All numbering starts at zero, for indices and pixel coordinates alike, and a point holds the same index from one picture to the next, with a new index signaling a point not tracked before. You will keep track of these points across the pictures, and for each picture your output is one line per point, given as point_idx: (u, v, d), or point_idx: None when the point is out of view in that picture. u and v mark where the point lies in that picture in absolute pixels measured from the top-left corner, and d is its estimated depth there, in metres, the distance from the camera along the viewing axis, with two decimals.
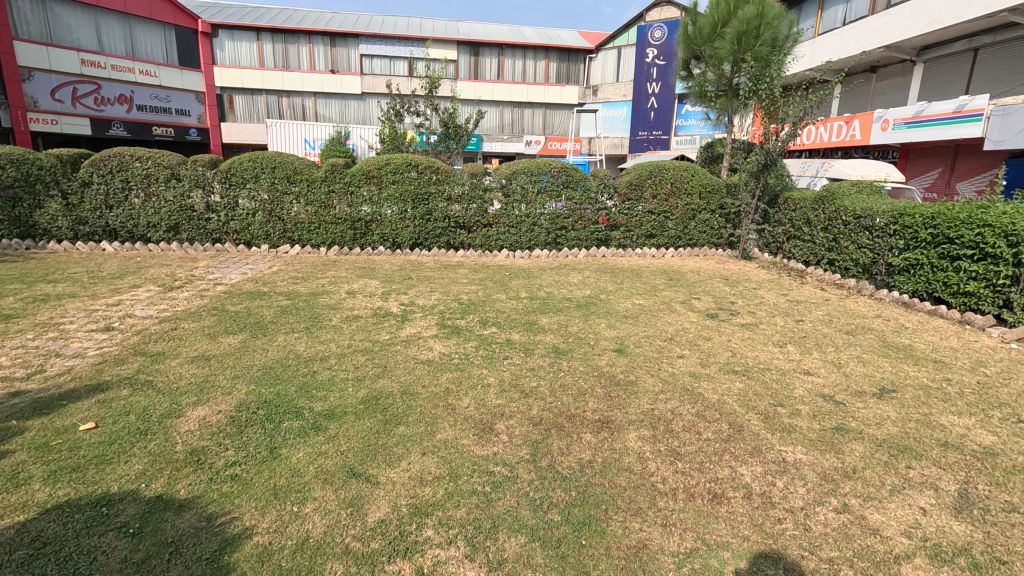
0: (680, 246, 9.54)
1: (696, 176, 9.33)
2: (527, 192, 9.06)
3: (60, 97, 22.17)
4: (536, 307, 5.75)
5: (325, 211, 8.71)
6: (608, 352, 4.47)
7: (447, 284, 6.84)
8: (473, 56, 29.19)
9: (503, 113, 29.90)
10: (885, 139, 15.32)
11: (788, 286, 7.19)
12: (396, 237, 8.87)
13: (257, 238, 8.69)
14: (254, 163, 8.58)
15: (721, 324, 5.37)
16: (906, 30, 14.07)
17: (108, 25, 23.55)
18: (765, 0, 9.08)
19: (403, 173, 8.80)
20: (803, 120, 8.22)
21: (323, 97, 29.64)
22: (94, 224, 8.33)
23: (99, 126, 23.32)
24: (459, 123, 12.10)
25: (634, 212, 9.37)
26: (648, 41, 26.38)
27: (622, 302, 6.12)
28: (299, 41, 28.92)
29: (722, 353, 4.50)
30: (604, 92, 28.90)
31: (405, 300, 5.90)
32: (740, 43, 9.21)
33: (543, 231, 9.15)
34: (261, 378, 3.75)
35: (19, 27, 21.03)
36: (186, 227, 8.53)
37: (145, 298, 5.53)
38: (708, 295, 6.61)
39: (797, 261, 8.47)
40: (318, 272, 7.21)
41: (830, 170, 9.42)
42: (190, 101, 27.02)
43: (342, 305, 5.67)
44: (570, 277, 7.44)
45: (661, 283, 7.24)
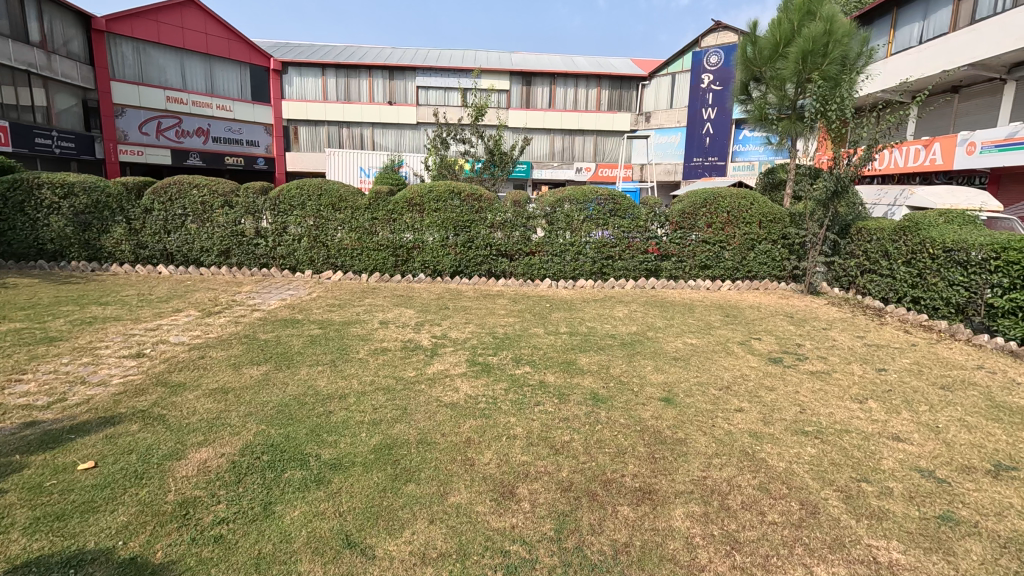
0: (737, 279, 8.84)
1: (756, 204, 8.66)
2: (572, 220, 8.71)
3: (146, 131, 24.22)
4: (574, 345, 5.30)
5: (368, 238, 8.70)
6: (653, 402, 3.96)
7: (483, 315, 6.54)
8: (525, 85, 29.58)
9: (553, 141, 30.03)
10: (971, 164, 13.95)
11: (864, 327, 6.38)
12: (436, 264, 8.71)
13: (302, 263, 8.78)
14: (301, 191, 8.72)
15: (786, 371, 4.71)
16: (994, 46, 12.87)
17: (192, 65, 25.63)
18: (834, 17, 8.42)
19: (445, 200, 8.69)
20: (879, 143, 7.45)
21: (381, 127, 30.94)
22: (153, 248, 8.69)
23: (178, 156, 25.24)
24: (505, 150, 11.98)
25: (687, 241, 8.79)
26: (704, 66, 25.79)
27: (671, 341, 5.57)
28: (360, 76, 30.42)
29: (789, 409, 3.86)
30: (657, 119, 28.36)
31: (437, 332, 5.62)
32: (806, 62, 8.55)
33: (588, 261, 8.72)
34: (273, 416, 3.52)
35: (116, 68, 23.23)
36: (236, 252, 8.75)
37: (183, 324, 5.55)
38: (770, 335, 5.94)
39: (874, 298, 7.59)
40: (355, 300, 7.10)
41: (912, 198, 8.49)
42: (260, 133, 28.81)
43: (371, 336, 5.45)
44: (615, 310, 6.97)
45: (716, 320, 6.63)
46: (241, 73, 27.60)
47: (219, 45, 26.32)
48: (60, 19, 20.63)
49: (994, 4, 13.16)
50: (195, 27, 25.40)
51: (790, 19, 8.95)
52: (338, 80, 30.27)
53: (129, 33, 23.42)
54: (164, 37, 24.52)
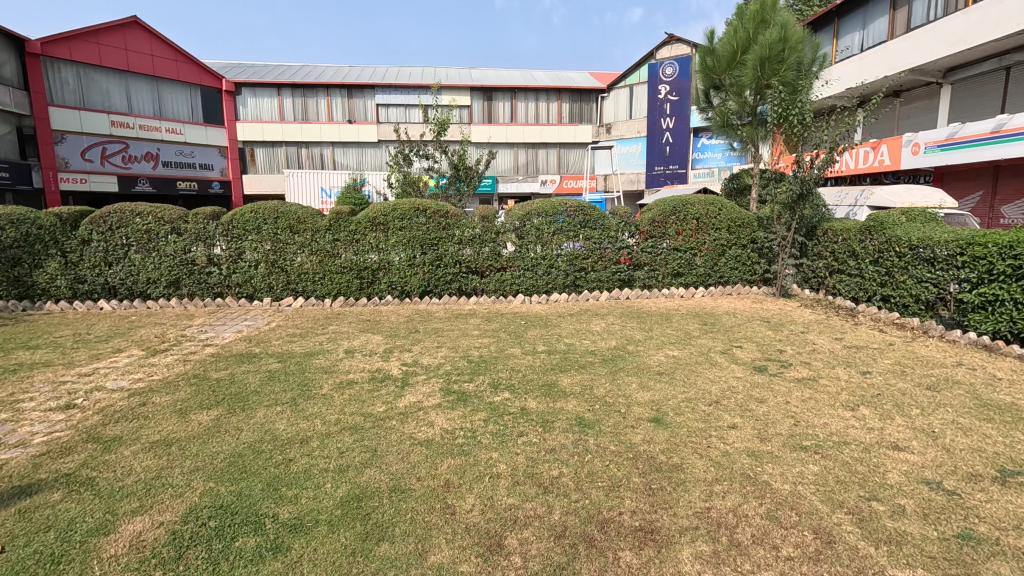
0: (710, 285, 8.81)
1: (724, 210, 8.67)
2: (542, 233, 8.51)
3: (89, 157, 23.00)
4: (554, 364, 5.04)
5: (330, 260, 8.27)
6: (643, 424, 3.71)
7: (456, 337, 6.21)
8: (486, 101, 29.63)
9: (517, 155, 30.11)
10: (916, 163, 14.56)
11: (840, 329, 6.36)
12: (404, 285, 8.34)
13: (260, 291, 8.26)
14: (256, 214, 8.24)
15: (773, 381, 4.56)
16: (930, 52, 13.53)
17: (138, 88, 24.57)
18: (788, 24, 8.59)
19: (410, 218, 8.36)
20: (840, 145, 7.56)
21: (341, 146, 30.38)
22: (93, 282, 8.02)
23: (125, 182, 24.05)
24: (470, 165, 11.72)
25: (658, 250, 8.71)
26: (660, 78, 26.40)
27: (654, 355, 5.37)
28: (318, 95, 29.83)
29: (783, 422, 3.68)
30: (618, 130, 28.80)
31: (407, 360, 5.26)
32: (763, 69, 8.65)
33: (561, 274, 8.53)
34: (224, 471, 3.10)
35: (54, 93, 22.02)
36: (186, 282, 8.17)
37: (123, 366, 5.01)
38: (751, 342, 5.82)
39: (845, 298, 7.64)
40: (317, 328, 6.67)
41: (872, 198, 8.65)
42: (214, 155, 27.80)
43: (336, 368, 5.06)
44: (592, 324, 6.77)
45: (695, 329, 6.51)
46: (191, 95, 26.63)
47: (167, 67, 25.35)
48: None
49: (926, 12, 13.87)
50: (139, 49, 24.39)
51: (745, 28, 9.11)
52: (294, 99, 29.59)
53: (68, 56, 22.28)
54: (106, 59, 23.43)
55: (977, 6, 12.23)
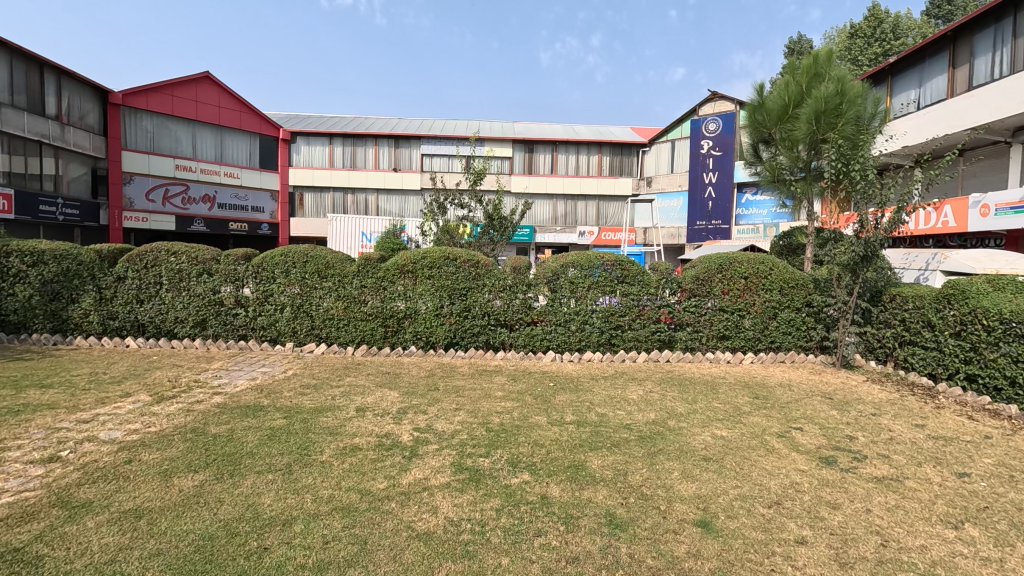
0: (760, 350, 8.05)
1: (775, 270, 8.01)
2: (576, 287, 8.04)
3: (153, 198, 24.48)
4: (584, 441, 4.43)
5: (356, 306, 8.02)
6: (687, 530, 3.05)
7: (476, 398, 5.69)
8: (527, 153, 30.18)
9: (556, 206, 30.27)
10: (986, 226, 13.46)
11: (919, 412, 5.50)
12: (429, 335, 7.98)
13: (283, 335, 8.07)
14: (286, 258, 8.15)
15: (846, 479, 3.80)
16: (996, 111, 12.75)
17: (203, 135, 26.32)
18: (844, 78, 8.16)
19: (440, 266, 8.09)
20: (909, 205, 6.87)
21: (385, 193, 31.38)
22: (123, 319, 8.04)
23: (182, 222, 25.38)
24: (505, 215, 11.49)
25: (702, 310, 8.07)
26: (702, 133, 26.24)
27: (699, 435, 4.68)
28: (366, 144, 31.16)
29: (867, 541, 2.96)
30: (659, 183, 28.53)
31: (420, 425, 4.76)
32: (818, 122, 8.14)
33: (595, 330, 7.97)
34: (186, 560, 2.65)
35: (128, 138, 23.80)
36: (212, 322, 8.08)
37: (123, 414, 4.73)
38: (813, 425, 5.04)
39: (921, 374, 6.74)
40: (333, 380, 6.29)
41: (946, 262, 7.80)
42: (265, 199, 29.14)
43: (342, 429, 4.61)
44: (628, 391, 6.12)
45: (745, 403, 5.79)
46: (251, 143, 28.29)
47: (231, 117, 27.14)
48: (78, 94, 21.35)
49: (990, 70, 13.19)
50: (208, 101, 26.29)
51: (798, 82, 8.75)
52: (344, 148, 31.02)
53: (144, 106, 24.21)
54: (178, 109, 25.29)
55: None
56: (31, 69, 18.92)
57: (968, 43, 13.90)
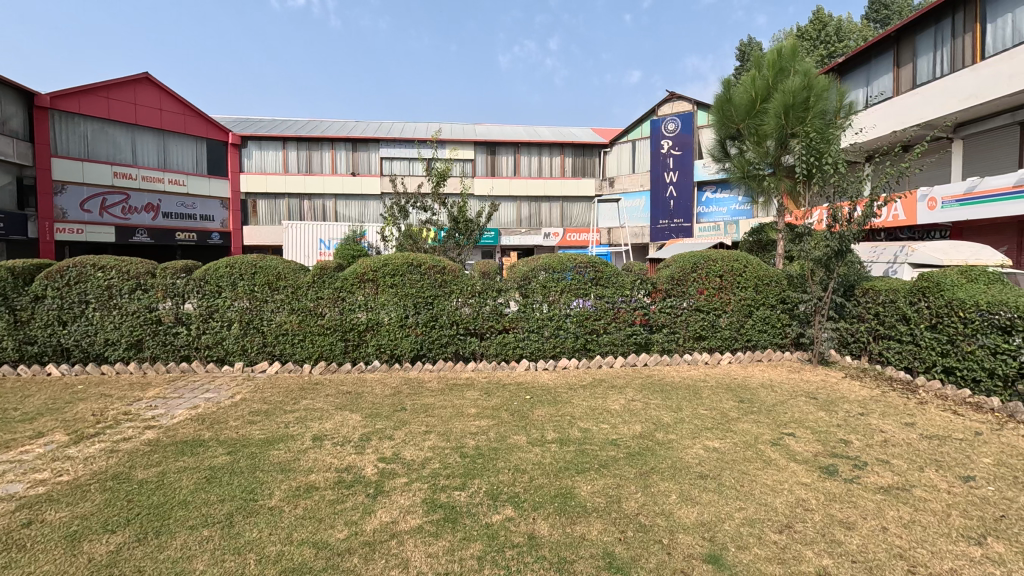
0: (737, 349, 7.90)
1: (749, 267, 7.87)
2: (548, 290, 7.65)
3: (89, 208, 22.79)
4: (569, 463, 4.03)
5: (312, 320, 7.38)
6: (698, 569, 2.68)
7: (447, 418, 5.19)
8: (489, 155, 29.83)
9: (520, 208, 30.01)
10: (934, 218, 13.94)
11: (905, 409, 5.37)
12: (394, 348, 7.42)
13: (232, 354, 7.35)
14: (231, 269, 7.41)
15: (852, 492, 3.52)
16: (938, 108, 13.17)
17: (144, 140, 24.70)
18: (810, 72, 8.13)
19: (403, 274, 7.53)
20: (881, 198, 6.81)
21: (343, 198, 30.29)
22: (44, 343, 7.14)
23: (123, 233, 23.73)
24: (470, 217, 10.99)
25: (678, 311, 7.83)
26: (662, 133, 26.46)
27: (691, 448, 4.34)
28: (322, 148, 29.97)
29: (894, 568, 2.67)
30: (621, 183, 28.65)
31: (386, 454, 4.24)
32: (787, 117, 8.06)
33: (570, 336, 7.62)
34: None
35: (59, 144, 22.03)
36: (149, 343, 7.28)
37: (28, 462, 4.00)
38: (806, 430, 4.80)
39: (897, 368, 6.70)
40: (287, 404, 5.67)
41: (913, 255, 7.85)
42: (215, 207, 27.63)
43: (296, 464, 4.03)
44: (610, 401, 5.76)
45: (730, 407, 5.54)
46: (197, 148, 26.76)
47: (174, 121, 25.59)
48: None
49: (932, 69, 13.62)
50: (148, 103, 24.70)
51: (764, 77, 8.71)
52: (299, 153, 29.74)
53: (75, 109, 22.48)
54: (114, 112, 23.62)
55: (986, 62, 11.87)
56: None
57: (910, 43, 14.34)
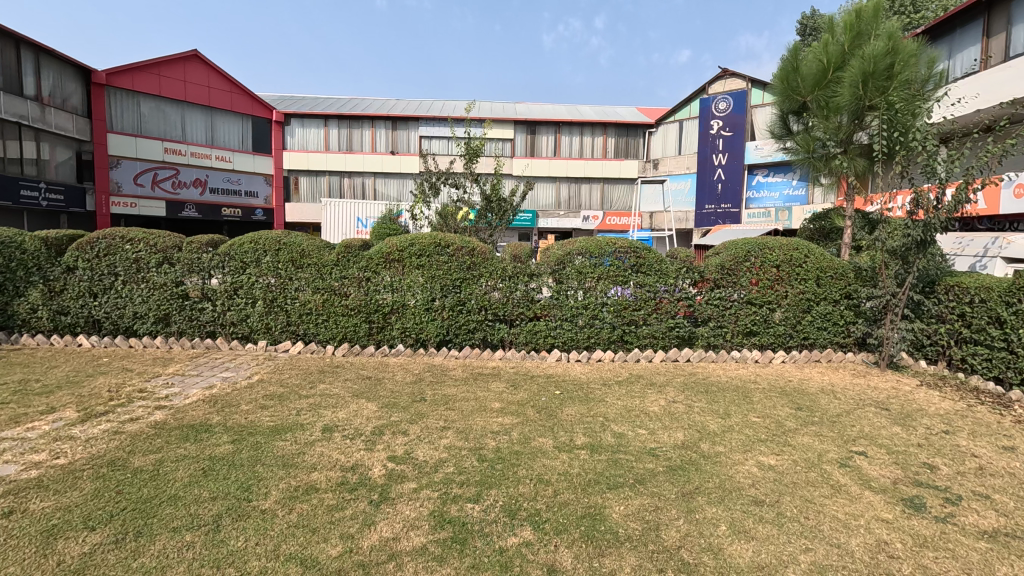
0: (792, 348, 7.17)
1: (810, 257, 7.06)
2: (584, 276, 7.08)
3: (141, 183, 23.58)
4: (601, 476, 3.54)
5: (336, 300, 7.10)
6: None
7: (468, 413, 4.77)
8: (529, 134, 29.13)
9: (559, 190, 29.24)
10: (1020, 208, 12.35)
11: (1001, 428, 4.60)
12: (419, 332, 7.08)
13: (256, 332, 7.19)
14: (255, 245, 7.20)
15: (948, 536, 2.89)
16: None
17: (192, 117, 25.25)
18: (895, 35, 7.14)
19: (431, 255, 7.12)
20: (976, 181, 5.86)
21: (382, 177, 30.17)
22: (75, 314, 7.17)
23: (173, 208, 24.50)
24: (504, 196, 10.44)
25: (727, 303, 7.13)
26: (712, 113, 24.94)
27: (742, 465, 3.76)
28: (362, 126, 29.82)
29: None
30: (666, 165, 27.35)
31: (397, 452, 3.86)
32: (865, 87, 7.14)
33: (606, 326, 7.08)
34: None
35: (114, 120, 22.78)
36: (176, 317, 7.20)
37: (31, 440, 3.84)
38: (878, 449, 4.12)
39: (986, 379, 5.87)
40: (303, 389, 5.40)
41: (1009, 247, 6.88)
42: (259, 183, 28.11)
43: (300, 460, 3.69)
44: (648, 402, 5.21)
45: (787, 415, 4.90)
46: (243, 125, 27.21)
47: (221, 98, 26.03)
48: (59, 74, 20.32)
49: None
50: (197, 80, 25.19)
51: (839, 43, 7.80)
52: (340, 130, 29.69)
53: (129, 85, 23.13)
54: (165, 89, 24.20)
55: None
56: (6, 46, 17.80)
57: (1004, 10, 12.61)
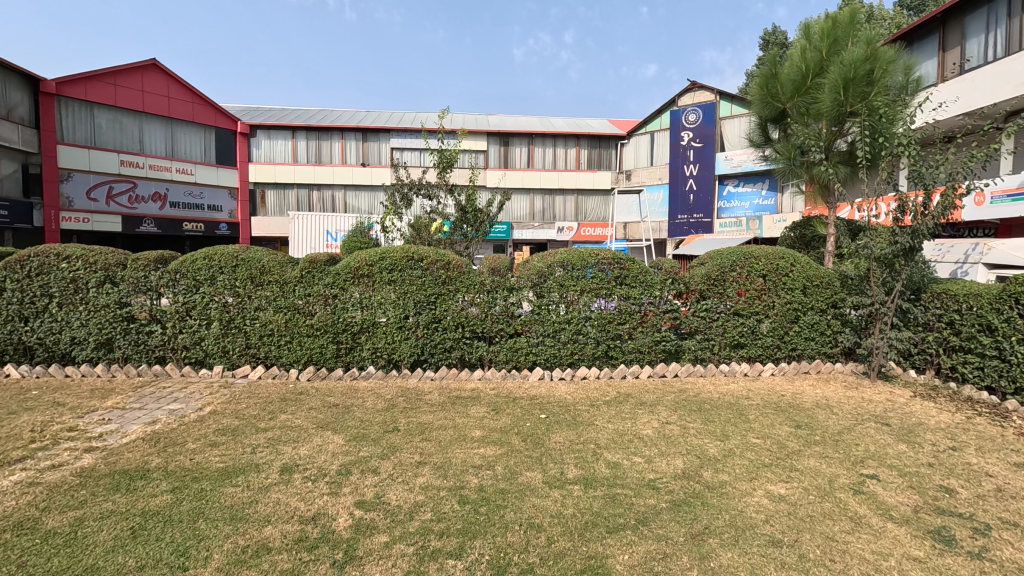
0: (780, 360, 6.95)
1: (797, 265, 6.87)
2: (566, 290, 6.73)
3: (95, 197, 22.34)
4: (599, 517, 3.13)
5: (300, 320, 6.56)
6: None
7: (446, 444, 4.31)
8: (503, 146, 28.97)
9: (533, 201, 29.09)
10: (982, 215, 12.58)
11: (1007, 442, 4.40)
12: (391, 352, 6.59)
13: (211, 356, 6.58)
14: (210, 261, 6.60)
15: None
16: (987, 96, 11.87)
17: (151, 128, 24.17)
18: (873, 42, 7.51)
19: (403, 269, 6.66)
20: (962, 186, 5.78)
21: (353, 189, 29.44)
22: (3, 340, 6.44)
23: (129, 223, 23.28)
24: (480, 207, 10.07)
25: (713, 314, 6.87)
26: (682, 124, 25.23)
27: (750, 496, 3.41)
28: (332, 138, 29.11)
29: None
30: (639, 176, 27.53)
31: (366, 496, 3.38)
32: (846, 93, 7.45)
33: (590, 341, 6.73)
34: None
35: (65, 131, 21.56)
36: (121, 342, 6.53)
37: None
38: (890, 471, 3.83)
39: (979, 389, 5.72)
40: (261, 421, 4.85)
41: (990, 254, 6.89)
42: (223, 197, 27.06)
43: (250, 511, 3.16)
44: (640, 424, 4.86)
45: (787, 434, 4.61)
46: (205, 136, 26.20)
47: (182, 108, 25.02)
48: (3, 83, 19.12)
49: (982, 54, 12.24)
50: (155, 90, 24.16)
51: (816, 49, 8.24)
52: (308, 142, 28.93)
53: (81, 95, 21.98)
54: (121, 99, 23.10)
55: None
56: None
57: (958, 26, 12.99)
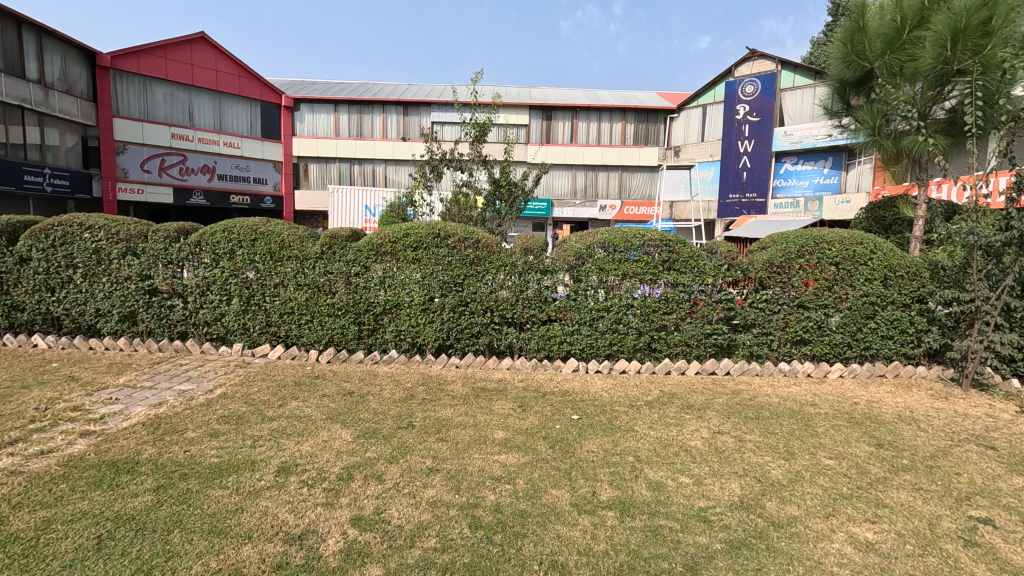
0: (850, 361, 6.08)
1: (878, 252, 5.94)
2: (606, 273, 6.07)
3: (148, 169, 23.00)
4: (637, 559, 2.57)
5: (321, 298, 6.19)
6: None
7: (464, 446, 3.82)
8: (545, 120, 27.97)
9: (575, 178, 28.08)
10: None
11: None
12: (415, 335, 6.15)
13: (232, 333, 6.34)
14: (229, 235, 6.31)
15: None
16: None
17: (199, 101, 24.52)
18: None
19: (428, 246, 6.16)
20: None
21: (393, 164, 29.18)
22: (32, 310, 6.44)
23: (180, 195, 23.90)
24: (514, 180, 9.39)
25: (775, 306, 6.05)
26: (739, 97, 23.43)
27: (828, 541, 2.76)
28: (373, 112, 28.89)
29: None
30: (688, 153, 26.02)
31: (366, 511, 2.92)
32: (953, 46, 6.48)
33: (631, 332, 6.07)
34: None
35: (120, 104, 22.15)
36: (143, 316, 6.38)
37: None
38: (1009, 516, 3.05)
39: None
40: (271, 407, 4.53)
41: None
42: (268, 170, 27.38)
43: (232, 523, 2.76)
44: (688, 431, 4.23)
45: (866, 454, 3.88)
46: (251, 110, 26.42)
47: (229, 82, 25.25)
48: (63, 57, 19.64)
49: None
50: (204, 64, 24.43)
51: None
52: (350, 116, 28.82)
53: (135, 69, 22.45)
54: (172, 72, 23.49)
55: None
56: (7, 28, 17.08)
57: None
